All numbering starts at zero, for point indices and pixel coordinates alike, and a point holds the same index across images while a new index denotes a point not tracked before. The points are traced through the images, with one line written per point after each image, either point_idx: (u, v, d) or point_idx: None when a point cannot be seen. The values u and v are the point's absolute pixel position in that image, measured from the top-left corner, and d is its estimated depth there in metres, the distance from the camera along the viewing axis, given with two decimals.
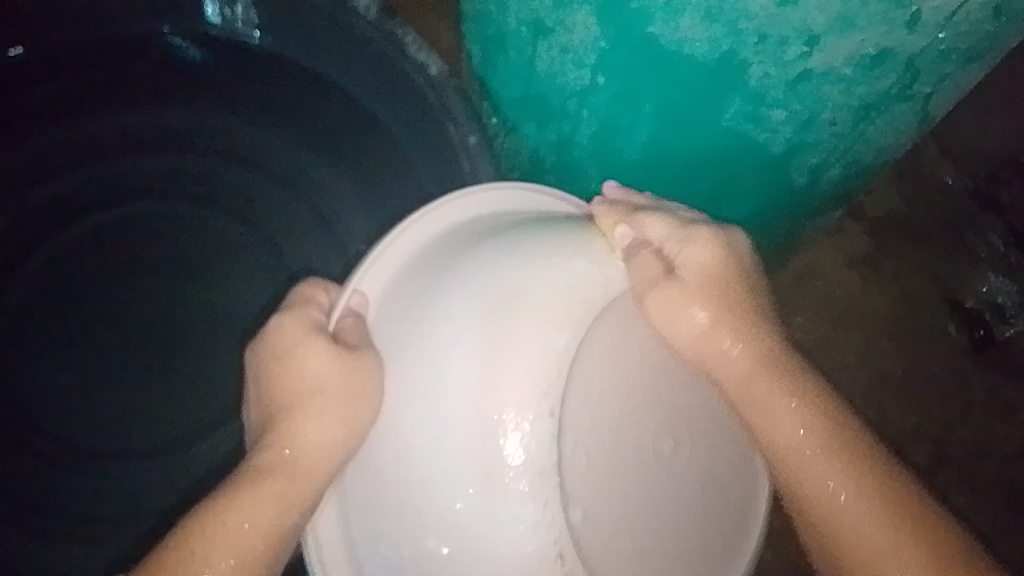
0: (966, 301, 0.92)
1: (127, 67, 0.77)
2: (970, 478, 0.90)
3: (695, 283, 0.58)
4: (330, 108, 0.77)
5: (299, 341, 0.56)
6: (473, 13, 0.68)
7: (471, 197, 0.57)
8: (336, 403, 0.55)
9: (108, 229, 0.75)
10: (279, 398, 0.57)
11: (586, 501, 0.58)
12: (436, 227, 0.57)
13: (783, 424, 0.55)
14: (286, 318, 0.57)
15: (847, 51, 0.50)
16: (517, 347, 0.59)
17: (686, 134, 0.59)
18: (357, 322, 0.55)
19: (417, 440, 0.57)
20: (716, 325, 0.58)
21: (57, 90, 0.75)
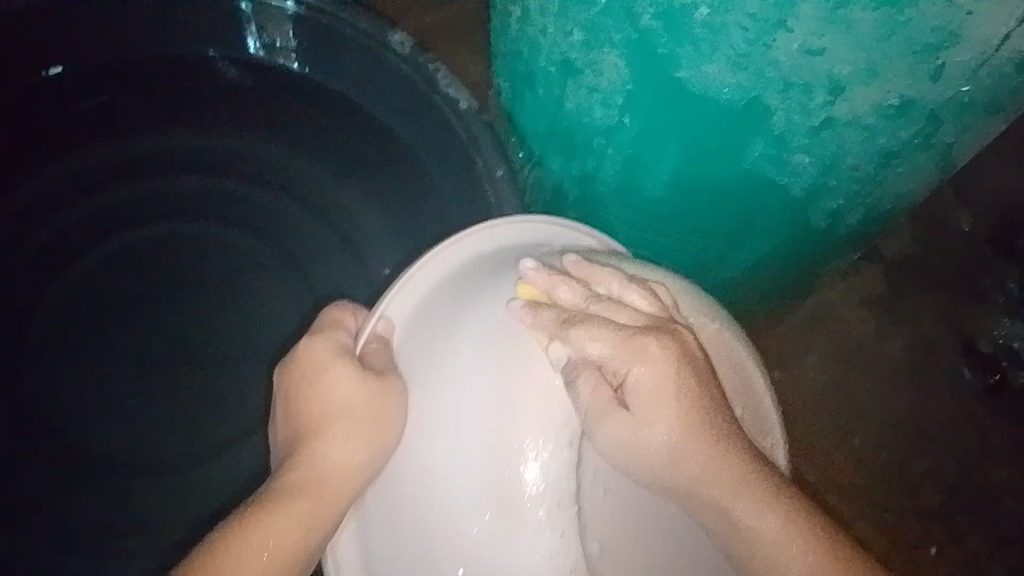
0: (982, 344, 0.93)
1: (173, 91, 0.85)
2: (984, 525, 0.88)
3: (658, 388, 0.48)
4: (359, 139, 0.82)
5: (327, 363, 0.54)
6: (504, 51, 0.70)
7: (485, 231, 0.57)
8: (362, 426, 0.52)
9: (144, 243, 0.81)
10: (303, 421, 0.54)
11: (602, 530, 0.55)
12: (462, 257, 0.56)
13: (761, 539, 0.47)
14: (316, 344, 0.55)
15: (871, 101, 0.49)
16: (526, 389, 0.57)
17: (712, 174, 0.59)
18: (383, 347, 0.54)
19: (439, 460, 0.56)
20: (683, 438, 0.48)
21: (109, 109, 0.83)
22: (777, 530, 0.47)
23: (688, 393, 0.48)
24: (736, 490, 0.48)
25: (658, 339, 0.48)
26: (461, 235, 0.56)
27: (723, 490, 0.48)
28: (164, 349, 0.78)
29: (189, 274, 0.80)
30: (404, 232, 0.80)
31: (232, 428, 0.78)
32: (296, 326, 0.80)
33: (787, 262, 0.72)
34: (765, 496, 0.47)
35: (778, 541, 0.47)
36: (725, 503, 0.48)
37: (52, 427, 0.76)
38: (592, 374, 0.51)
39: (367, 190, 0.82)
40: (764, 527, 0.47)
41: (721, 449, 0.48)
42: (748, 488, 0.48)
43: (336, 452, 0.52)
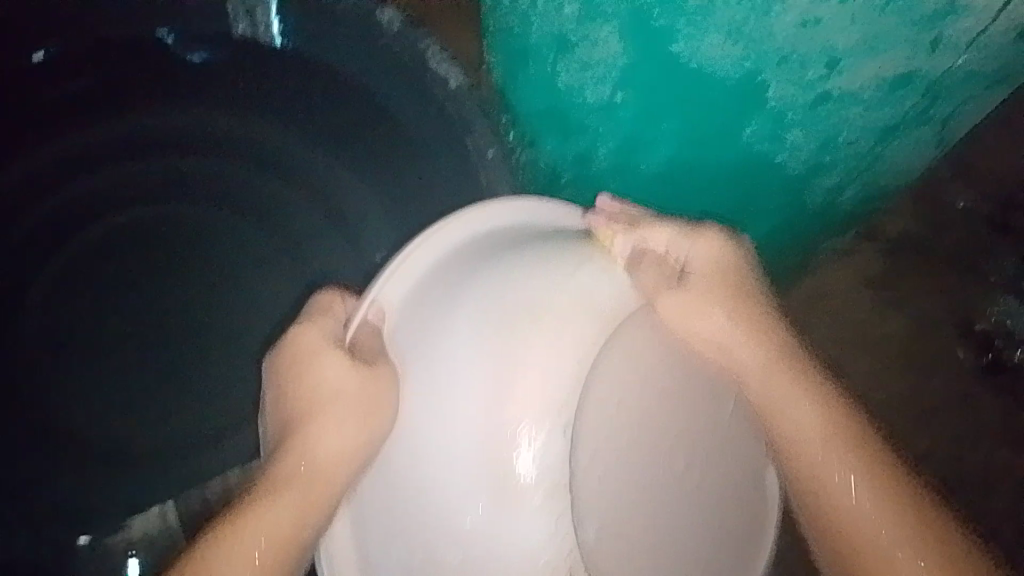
0: (977, 325, 0.91)
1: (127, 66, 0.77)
2: (992, 508, 0.87)
3: (705, 281, 0.60)
4: (349, 110, 0.78)
5: (319, 351, 0.56)
6: (496, 28, 0.69)
7: (478, 212, 0.54)
8: (353, 415, 0.54)
9: (123, 231, 0.77)
10: (298, 406, 0.57)
11: (597, 518, 0.54)
12: (464, 237, 0.53)
13: (801, 420, 0.56)
14: (306, 329, 0.57)
15: (869, 74, 0.48)
16: (527, 362, 0.54)
17: (707, 151, 0.58)
18: (374, 334, 0.52)
19: (432, 444, 0.52)
20: (733, 326, 0.59)
21: (56, 91, 0.75)
22: (818, 416, 0.56)
23: (733, 295, 0.61)
24: (787, 384, 0.57)
25: (705, 241, 0.62)
26: (458, 216, 0.53)
27: (767, 374, 0.58)
28: (154, 340, 0.77)
29: (176, 256, 0.78)
30: (402, 214, 0.79)
31: (226, 410, 0.77)
32: (290, 309, 0.79)
33: (783, 239, 0.70)
34: (810, 386, 0.57)
35: (819, 418, 0.55)
36: (766, 386, 0.57)
37: (38, 415, 0.74)
38: (654, 264, 0.59)
39: (357, 166, 0.79)
40: (809, 415, 0.56)
41: (762, 346, 0.59)
42: (790, 377, 0.57)
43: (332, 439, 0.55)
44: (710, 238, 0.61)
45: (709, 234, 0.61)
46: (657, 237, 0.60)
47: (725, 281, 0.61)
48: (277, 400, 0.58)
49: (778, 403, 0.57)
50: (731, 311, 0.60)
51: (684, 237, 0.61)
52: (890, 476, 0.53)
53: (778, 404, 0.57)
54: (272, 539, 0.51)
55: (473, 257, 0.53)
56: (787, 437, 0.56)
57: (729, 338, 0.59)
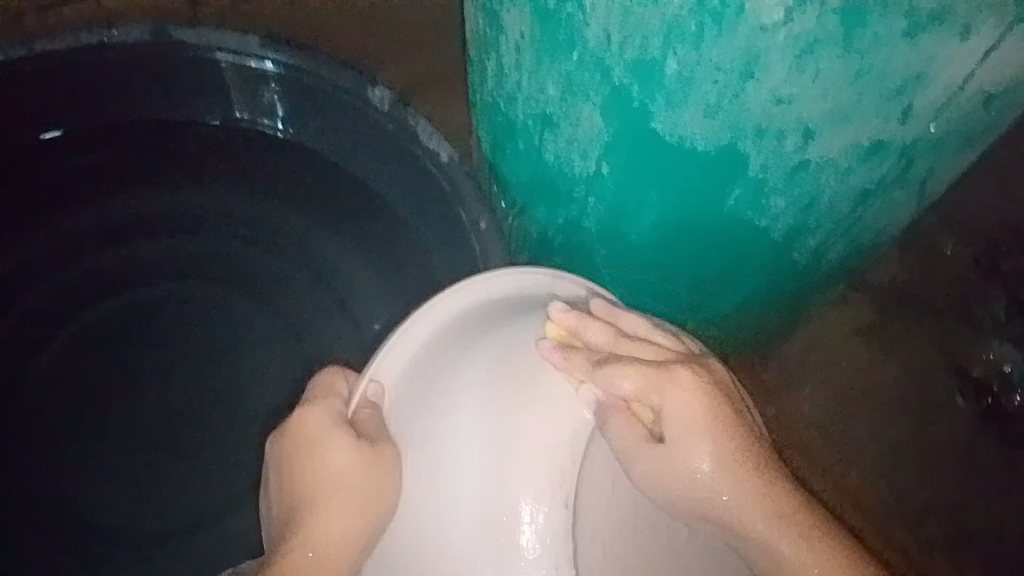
0: (972, 370, 0.93)
1: (143, 149, 0.85)
2: (989, 556, 0.88)
3: (687, 428, 0.52)
4: (351, 195, 0.84)
5: (323, 435, 0.54)
6: (482, 103, 0.71)
7: (471, 285, 0.56)
8: (357, 501, 0.53)
9: (133, 308, 0.80)
10: (302, 492, 0.55)
11: (594, 570, 0.55)
12: (472, 299, 0.55)
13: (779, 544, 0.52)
14: (311, 410, 0.56)
15: (843, 143, 0.50)
16: (530, 436, 0.57)
17: (693, 219, 0.59)
18: (374, 413, 0.54)
19: (435, 517, 0.56)
20: (722, 463, 0.52)
21: (78, 172, 0.83)
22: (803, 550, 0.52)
23: (721, 424, 0.52)
24: (769, 510, 0.52)
25: (676, 380, 0.51)
26: (457, 288, 0.55)
27: (757, 519, 0.52)
28: (156, 415, 0.77)
29: (181, 337, 0.80)
30: (398, 293, 0.82)
31: (229, 490, 0.77)
32: (289, 385, 0.80)
33: (770, 301, 0.72)
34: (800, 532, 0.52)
35: (804, 548, 0.52)
36: (755, 522, 0.52)
37: (46, 499, 0.75)
38: (625, 420, 0.54)
39: (356, 244, 0.83)
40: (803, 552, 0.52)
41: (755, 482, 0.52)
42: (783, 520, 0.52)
43: (332, 520, 0.53)
44: (685, 376, 0.51)
45: (682, 373, 0.51)
46: (621, 383, 0.52)
47: (710, 403, 0.52)
48: (280, 486, 0.57)
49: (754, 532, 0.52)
50: (717, 455, 0.52)
51: (650, 380, 0.51)
52: None
53: (759, 530, 0.52)
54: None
55: (469, 332, 0.55)
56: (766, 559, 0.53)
57: (720, 466, 0.52)
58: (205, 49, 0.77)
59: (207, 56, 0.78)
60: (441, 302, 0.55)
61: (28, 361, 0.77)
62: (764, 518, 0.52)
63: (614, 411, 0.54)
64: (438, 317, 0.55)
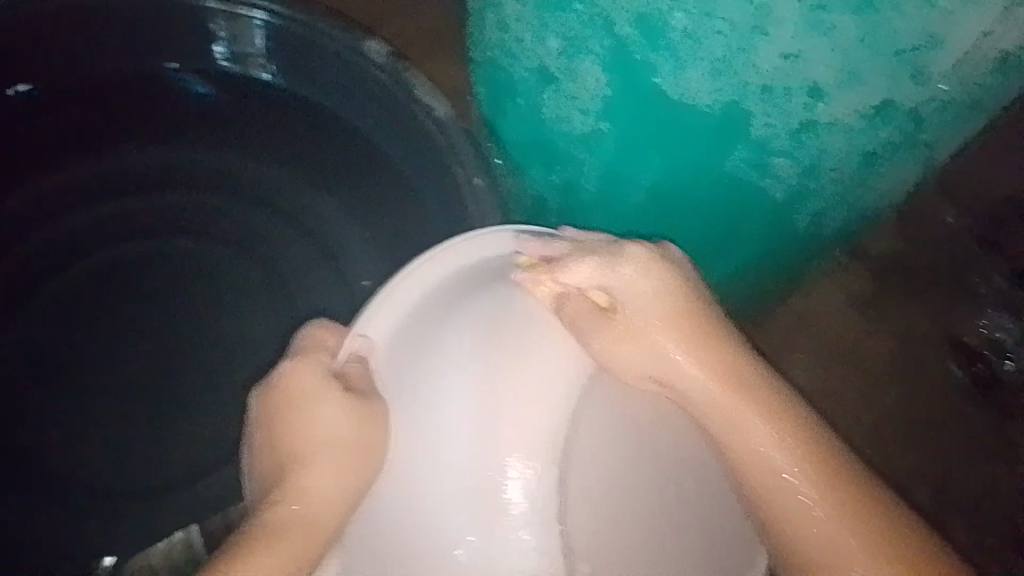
0: (965, 338, 0.92)
1: (130, 99, 0.83)
2: (977, 523, 0.88)
3: (638, 300, 0.53)
4: (342, 149, 0.82)
5: (313, 391, 0.55)
6: (480, 58, 0.68)
7: (453, 249, 0.55)
8: (348, 454, 0.53)
9: (120, 262, 0.79)
10: (290, 451, 0.55)
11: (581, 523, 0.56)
12: (464, 257, 0.56)
13: (762, 443, 0.50)
14: (298, 365, 0.56)
15: (851, 104, 0.49)
16: (520, 395, 0.57)
17: (695, 179, 0.58)
18: (362, 368, 0.54)
19: (417, 472, 0.55)
20: (703, 365, 0.52)
21: (60, 121, 0.81)
22: (789, 454, 0.50)
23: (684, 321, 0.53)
24: (748, 411, 0.51)
25: (628, 261, 0.54)
26: (442, 251, 0.55)
27: (743, 423, 0.51)
28: (143, 371, 0.77)
29: (171, 290, 0.79)
30: (391, 253, 0.80)
31: (216, 447, 0.77)
32: (279, 343, 0.79)
33: (768, 264, 0.71)
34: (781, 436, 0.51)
35: (777, 438, 0.50)
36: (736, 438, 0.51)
37: (34, 449, 0.74)
38: (580, 301, 0.54)
39: (349, 202, 0.82)
40: (788, 459, 0.50)
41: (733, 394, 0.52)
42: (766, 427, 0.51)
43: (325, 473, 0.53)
44: (636, 257, 0.54)
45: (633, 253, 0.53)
46: (573, 272, 0.54)
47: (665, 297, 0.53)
48: (264, 444, 0.57)
49: (729, 420, 0.52)
50: (676, 332, 0.53)
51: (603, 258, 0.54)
52: (864, 524, 0.48)
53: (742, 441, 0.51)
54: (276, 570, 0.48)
55: (460, 288, 0.55)
56: (750, 469, 0.51)
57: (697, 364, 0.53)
58: None
59: (195, 5, 0.78)
60: (434, 261, 0.55)
61: (18, 311, 0.77)
62: (743, 417, 0.51)
63: (571, 297, 0.55)
64: (428, 278, 0.55)
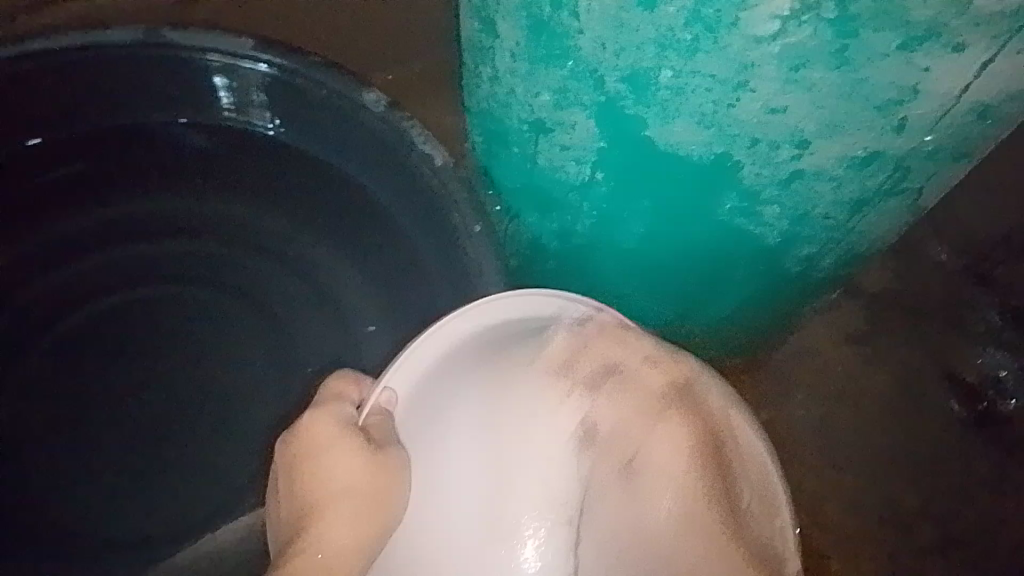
0: (966, 376, 0.93)
1: (136, 152, 0.85)
2: (982, 563, 0.87)
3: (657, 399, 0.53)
4: (342, 198, 0.84)
5: (331, 440, 0.53)
6: (477, 110, 0.70)
7: (492, 304, 0.55)
8: (360, 508, 0.52)
9: (122, 310, 0.80)
10: (307, 499, 0.53)
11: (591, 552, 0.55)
12: (505, 311, 0.55)
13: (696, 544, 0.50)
14: (318, 414, 0.55)
15: (837, 154, 0.50)
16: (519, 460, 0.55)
17: (686, 226, 0.59)
18: (383, 421, 0.54)
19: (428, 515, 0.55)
20: (673, 444, 0.52)
21: (69, 176, 0.83)
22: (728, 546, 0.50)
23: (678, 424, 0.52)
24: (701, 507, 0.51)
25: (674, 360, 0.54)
26: (473, 307, 0.54)
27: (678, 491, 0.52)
28: (143, 418, 0.77)
29: (173, 338, 0.79)
30: (392, 302, 0.81)
31: (216, 495, 0.76)
32: (278, 389, 0.79)
33: (762, 305, 0.72)
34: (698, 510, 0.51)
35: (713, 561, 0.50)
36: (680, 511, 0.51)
37: (35, 498, 0.74)
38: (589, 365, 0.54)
39: (351, 252, 0.83)
40: (693, 527, 0.51)
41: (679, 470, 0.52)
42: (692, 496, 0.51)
43: (342, 527, 0.51)
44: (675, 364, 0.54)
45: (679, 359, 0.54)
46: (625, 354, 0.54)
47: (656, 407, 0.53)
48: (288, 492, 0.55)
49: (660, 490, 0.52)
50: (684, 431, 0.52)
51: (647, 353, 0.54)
52: None
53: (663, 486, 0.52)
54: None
55: (491, 345, 0.54)
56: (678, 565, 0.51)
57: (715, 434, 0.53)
58: (196, 50, 0.78)
59: (198, 58, 0.78)
60: (471, 313, 0.55)
61: (23, 359, 0.77)
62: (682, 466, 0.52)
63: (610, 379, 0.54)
64: (459, 332, 0.54)
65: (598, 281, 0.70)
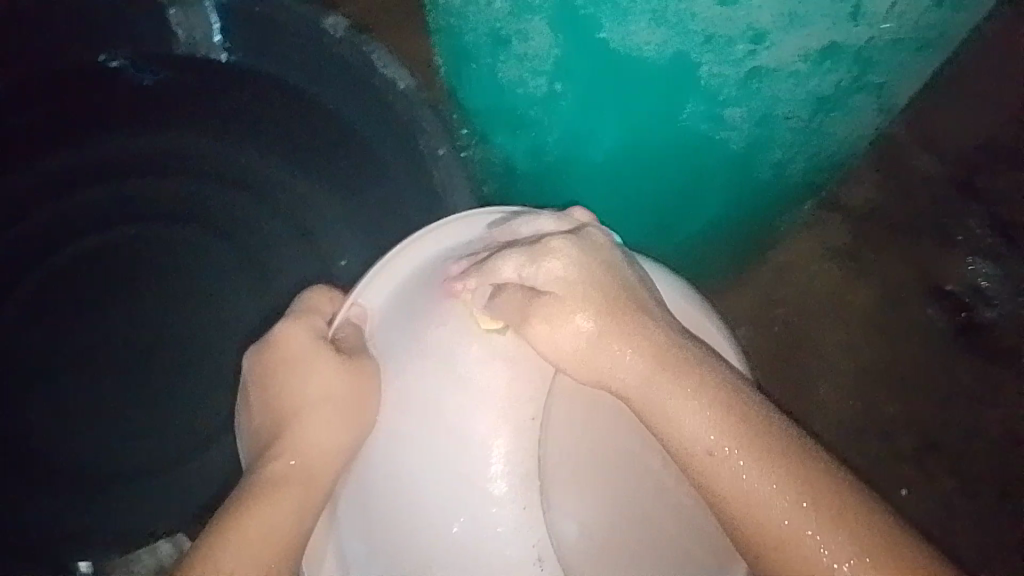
0: (948, 286, 0.93)
1: (89, 90, 0.82)
2: (961, 466, 0.88)
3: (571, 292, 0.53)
4: (307, 127, 0.82)
5: (306, 350, 0.57)
6: (437, 28, 0.68)
7: (476, 218, 0.57)
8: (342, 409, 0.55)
9: (96, 252, 0.80)
10: (288, 404, 0.58)
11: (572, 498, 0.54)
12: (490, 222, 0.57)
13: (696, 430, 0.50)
14: (293, 326, 0.58)
15: (794, 48, 0.49)
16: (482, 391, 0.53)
17: (653, 134, 0.58)
18: (356, 331, 0.56)
19: (410, 437, 0.53)
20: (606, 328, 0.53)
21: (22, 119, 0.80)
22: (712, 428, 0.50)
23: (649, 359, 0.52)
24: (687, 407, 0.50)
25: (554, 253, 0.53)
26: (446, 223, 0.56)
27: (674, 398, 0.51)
28: (126, 357, 0.78)
29: (149, 278, 0.79)
30: (364, 228, 0.80)
31: (202, 428, 0.77)
32: (257, 321, 0.80)
33: (737, 219, 0.71)
34: (811, 489, 0.47)
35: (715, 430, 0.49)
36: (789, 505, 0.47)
37: (24, 441, 0.75)
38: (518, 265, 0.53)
39: (320, 178, 0.81)
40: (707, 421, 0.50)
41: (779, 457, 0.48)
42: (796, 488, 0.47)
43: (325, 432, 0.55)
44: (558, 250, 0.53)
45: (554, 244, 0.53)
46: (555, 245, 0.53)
47: (579, 287, 0.53)
48: (264, 399, 0.59)
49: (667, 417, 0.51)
50: (598, 317, 0.53)
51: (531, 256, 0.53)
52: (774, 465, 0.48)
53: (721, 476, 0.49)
54: (269, 540, 0.50)
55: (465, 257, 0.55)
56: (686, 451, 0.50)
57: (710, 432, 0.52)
58: None
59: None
60: (443, 229, 0.56)
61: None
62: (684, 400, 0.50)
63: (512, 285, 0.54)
64: (433, 247, 0.56)
65: (569, 200, 0.70)
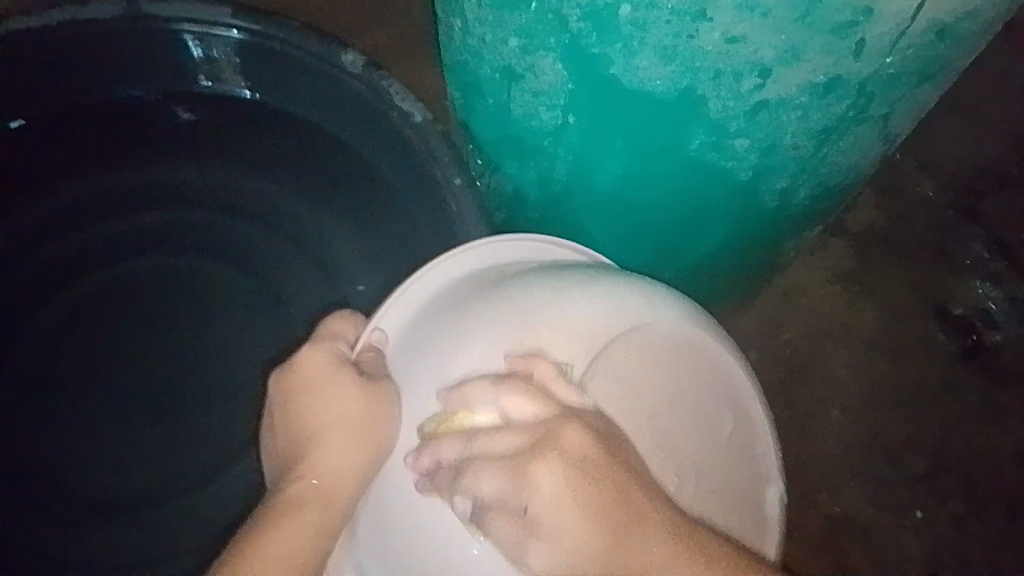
0: (954, 310, 0.94)
1: (118, 124, 0.86)
2: (970, 489, 0.89)
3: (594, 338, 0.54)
4: (326, 160, 0.85)
5: (326, 372, 0.57)
6: (451, 63, 0.70)
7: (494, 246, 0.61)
8: (359, 431, 0.55)
9: (117, 281, 0.82)
10: (304, 426, 0.57)
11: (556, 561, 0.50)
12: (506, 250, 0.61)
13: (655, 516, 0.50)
14: (314, 349, 0.58)
15: (798, 81, 0.51)
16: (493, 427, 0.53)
17: (662, 164, 0.60)
18: (376, 356, 0.58)
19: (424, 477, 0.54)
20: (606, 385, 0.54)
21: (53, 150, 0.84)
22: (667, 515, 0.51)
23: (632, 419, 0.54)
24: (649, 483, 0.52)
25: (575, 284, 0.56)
26: (463, 251, 0.60)
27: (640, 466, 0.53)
28: (145, 385, 0.79)
29: (168, 306, 0.81)
30: (378, 257, 0.82)
31: (216, 455, 0.78)
32: (271, 349, 0.81)
33: (744, 245, 0.72)
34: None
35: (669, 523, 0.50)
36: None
37: (43, 468, 0.76)
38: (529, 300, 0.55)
39: (336, 210, 0.84)
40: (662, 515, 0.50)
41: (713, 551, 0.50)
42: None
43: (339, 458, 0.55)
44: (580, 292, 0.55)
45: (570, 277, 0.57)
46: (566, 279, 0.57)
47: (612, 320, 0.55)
48: (283, 425, 0.58)
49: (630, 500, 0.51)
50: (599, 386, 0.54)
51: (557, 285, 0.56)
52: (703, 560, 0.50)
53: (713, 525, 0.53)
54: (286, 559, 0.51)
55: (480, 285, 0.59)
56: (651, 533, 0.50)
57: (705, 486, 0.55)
58: (172, 22, 0.78)
59: (173, 30, 0.79)
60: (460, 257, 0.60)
61: (23, 333, 0.79)
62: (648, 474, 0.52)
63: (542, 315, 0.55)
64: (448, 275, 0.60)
65: (579, 227, 0.71)
